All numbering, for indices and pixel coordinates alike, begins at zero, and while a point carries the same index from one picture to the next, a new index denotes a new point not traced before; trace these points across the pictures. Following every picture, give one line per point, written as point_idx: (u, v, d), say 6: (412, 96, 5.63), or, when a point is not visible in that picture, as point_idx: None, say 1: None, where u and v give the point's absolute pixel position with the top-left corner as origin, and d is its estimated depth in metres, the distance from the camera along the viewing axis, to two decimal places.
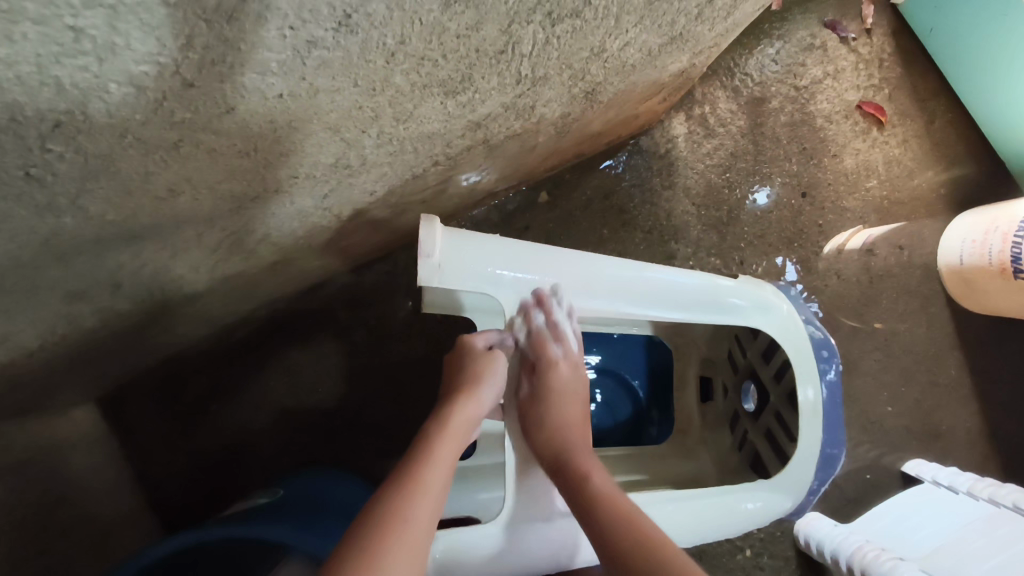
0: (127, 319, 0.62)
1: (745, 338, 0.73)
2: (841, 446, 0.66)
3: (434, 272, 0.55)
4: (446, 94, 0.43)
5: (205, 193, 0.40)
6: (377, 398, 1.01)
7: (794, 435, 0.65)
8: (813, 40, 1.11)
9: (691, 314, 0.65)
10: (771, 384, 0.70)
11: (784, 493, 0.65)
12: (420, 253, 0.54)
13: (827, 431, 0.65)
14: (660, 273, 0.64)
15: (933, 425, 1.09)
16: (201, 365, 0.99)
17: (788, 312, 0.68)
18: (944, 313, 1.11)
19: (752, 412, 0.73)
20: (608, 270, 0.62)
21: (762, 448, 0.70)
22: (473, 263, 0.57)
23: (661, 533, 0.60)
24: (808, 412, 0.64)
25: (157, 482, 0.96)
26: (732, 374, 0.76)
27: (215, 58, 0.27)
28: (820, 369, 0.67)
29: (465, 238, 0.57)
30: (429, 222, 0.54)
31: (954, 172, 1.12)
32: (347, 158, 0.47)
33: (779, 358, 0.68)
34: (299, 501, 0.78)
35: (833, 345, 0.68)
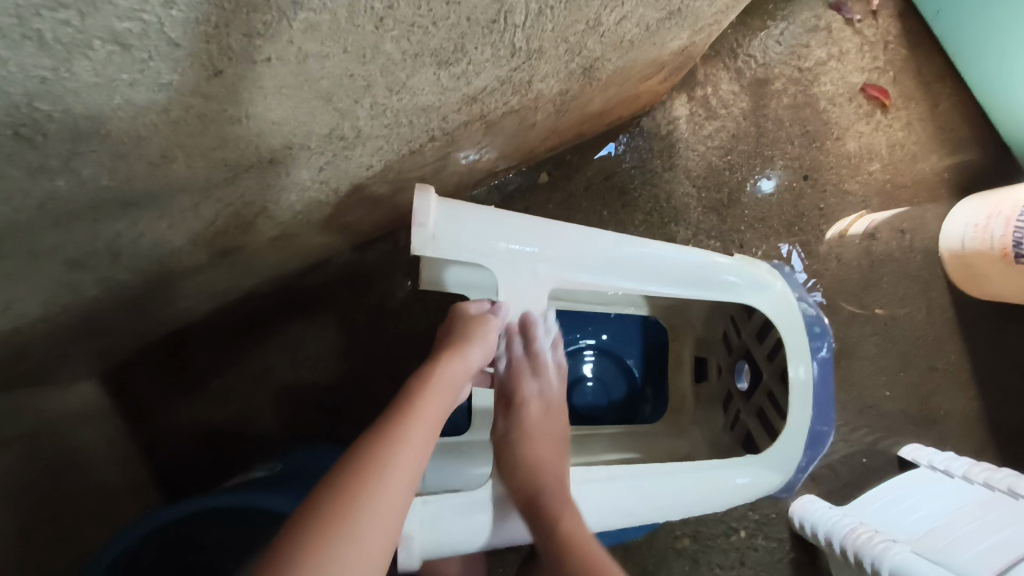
0: (126, 292, 0.62)
1: (740, 318, 0.74)
2: (831, 425, 0.66)
3: (427, 243, 0.55)
4: (438, 64, 0.43)
5: (198, 161, 0.40)
6: (376, 377, 1.01)
7: (784, 412, 0.66)
8: (818, 21, 1.09)
9: (684, 291, 0.66)
10: (763, 363, 0.71)
11: (773, 470, 0.65)
12: (414, 222, 0.54)
13: (817, 410, 0.66)
14: (654, 249, 0.64)
15: (931, 410, 1.10)
16: (202, 341, 0.99)
17: (782, 290, 0.68)
18: (945, 298, 1.11)
19: (746, 390, 0.73)
20: (601, 245, 0.62)
21: (754, 425, 0.71)
22: (467, 235, 0.57)
23: (650, 507, 0.61)
24: (798, 392, 0.65)
25: (159, 455, 0.97)
26: (726, 355, 0.77)
27: (199, 16, 0.27)
28: (812, 348, 0.67)
29: (460, 210, 0.57)
30: (422, 192, 0.54)
31: (956, 156, 1.11)
32: (341, 130, 0.47)
33: (772, 338, 0.69)
34: (299, 475, 0.79)
35: (827, 329, 0.68)
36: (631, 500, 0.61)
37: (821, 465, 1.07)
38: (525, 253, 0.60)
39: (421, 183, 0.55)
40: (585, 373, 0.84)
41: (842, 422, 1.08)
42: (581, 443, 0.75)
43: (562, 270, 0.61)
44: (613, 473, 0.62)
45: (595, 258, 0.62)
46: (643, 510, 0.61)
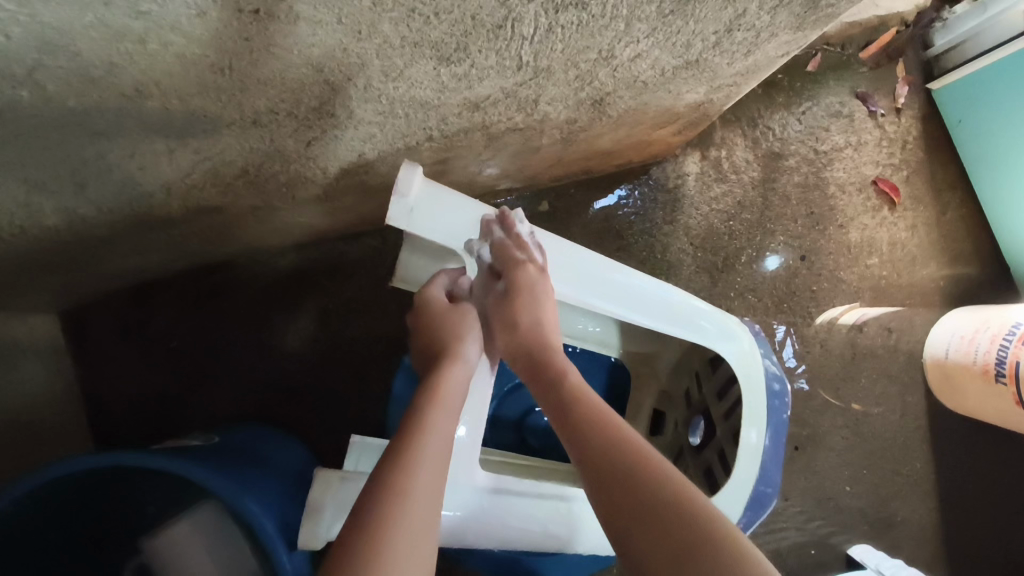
0: (94, 228, 0.61)
1: (703, 372, 0.72)
2: (775, 488, 0.64)
3: (402, 216, 0.54)
4: (438, 60, 0.43)
5: (175, 104, 0.40)
6: (337, 369, 1.00)
7: (731, 466, 0.65)
8: (841, 107, 1.10)
9: (654, 324, 0.64)
10: (719, 420, 0.69)
11: None
12: (394, 191, 0.53)
13: (764, 470, 0.65)
14: (629, 275, 0.63)
15: (888, 515, 1.07)
16: (172, 298, 0.98)
17: (750, 345, 0.67)
18: (920, 405, 1.09)
19: (698, 446, 0.72)
20: (576, 258, 0.62)
21: (699, 482, 0.69)
22: (444, 219, 0.57)
23: (567, 531, 0.61)
24: (746, 453, 0.64)
25: (102, 404, 0.95)
26: (685, 410, 0.75)
27: None
28: (769, 419, 0.66)
29: (443, 194, 0.56)
30: (409, 167, 0.53)
31: (955, 266, 1.11)
32: (331, 106, 0.46)
33: (732, 396, 0.67)
34: (235, 450, 0.77)
35: (787, 393, 0.67)
36: (551, 520, 0.60)
37: (767, 549, 1.04)
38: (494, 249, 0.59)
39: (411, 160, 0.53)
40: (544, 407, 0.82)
41: (797, 509, 1.05)
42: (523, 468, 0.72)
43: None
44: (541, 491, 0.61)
45: (569, 271, 0.61)
46: (560, 534, 0.61)
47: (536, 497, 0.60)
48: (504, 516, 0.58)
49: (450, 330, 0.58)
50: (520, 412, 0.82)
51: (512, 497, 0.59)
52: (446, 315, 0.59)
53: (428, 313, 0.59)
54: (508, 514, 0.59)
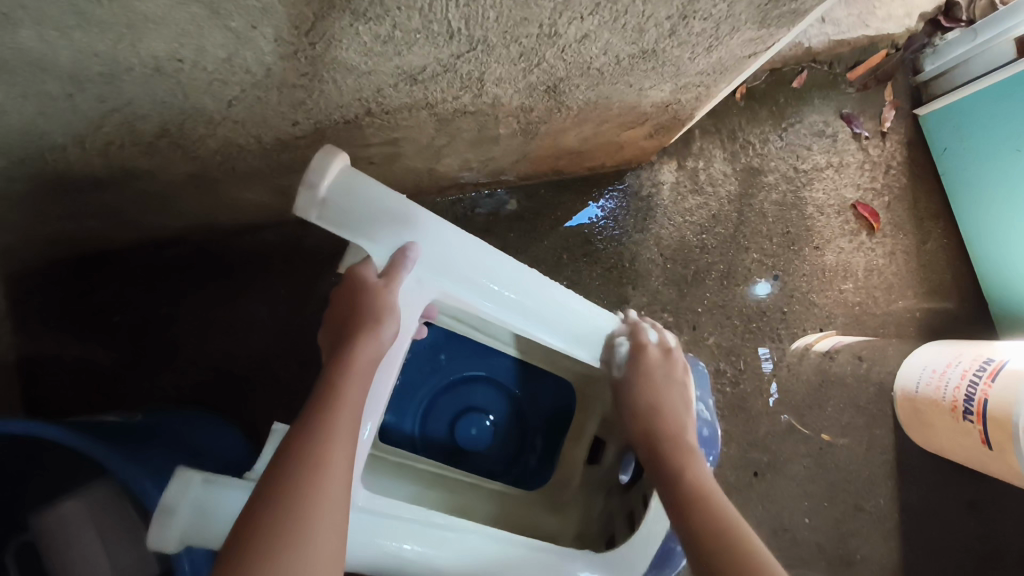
0: (8, 181, 0.58)
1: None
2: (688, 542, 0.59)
3: (313, 206, 0.46)
4: (353, 13, 0.40)
5: (54, 37, 0.36)
6: (285, 358, 0.96)
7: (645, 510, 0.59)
8: (825, 127, 1.07)
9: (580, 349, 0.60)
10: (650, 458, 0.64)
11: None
12: (305, 176, 0.46)
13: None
14: (567, 298, 0.58)
15: (846, 552, 1.03)
16: (119, 271, 0.95)
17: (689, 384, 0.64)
18: (888, 438, 1.05)
19: (626, 484, 0.66)
20: (515, 277, 0.55)
21: (619, 523, 0.62)
22: (363, 215, 0.48)
23: (455, 563, 0.51)
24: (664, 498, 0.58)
25: (36, 375, 0.91)
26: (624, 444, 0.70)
27: None
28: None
29: (369, 187, 0.48)
30: (329, 153, 0.46)
31: (932, 299, 1.08)
32: (243, 60, 0.43)
33: None
34: (160, 432, 0.74)
35: (717, 439, 0.65)
36: (437, 548, 0.50)
37: None
38: (408, 247, 0.50)
39: (331, 145, 0.47)
40: (481, 410, 0.78)
41: None
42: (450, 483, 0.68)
43: (457, 289, 0.53)
44: (430, 518, 0.51)
45: (508, 294, 0.54)
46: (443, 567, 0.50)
47: (421, 523, 0.51)
48: (377, 541, 0.49)
49: (371, 316, 0.49)
50: (451, 411, 0.78)
51: (391, 519, 0.50)
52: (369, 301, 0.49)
53: (351, 290, 0.51)
54: (381, 546, 0.49)
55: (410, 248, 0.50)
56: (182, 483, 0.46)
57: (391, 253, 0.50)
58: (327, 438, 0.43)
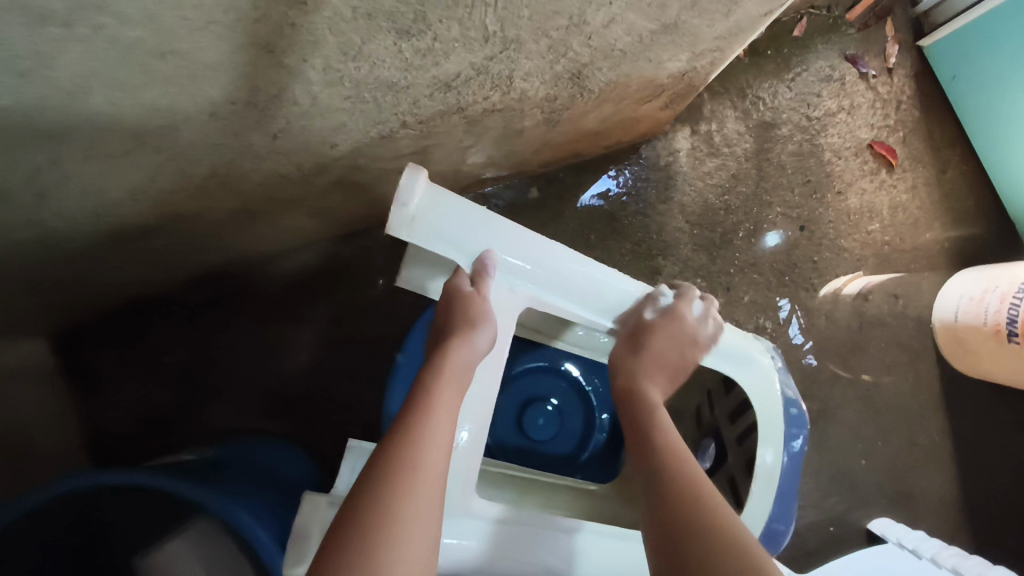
0: (67, 242, 0.60)
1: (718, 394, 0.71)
2: (789, 525, 0.60)
3: (404, 227, 0.47)
4: (397, 33, 0.41)
5: (119, 98, 0.38)
6: (335, 375, 0.98)
7: (741, 499, 0.61)
8: (832, 71, 1.07)
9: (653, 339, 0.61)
10: (732, 445, 0.67)
11: None
12: (395, 199, 0.46)
13: (778, 506, 0.60)
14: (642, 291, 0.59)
15: (906, 487, 1.05)
16: (167, 310, 0.96)
17: (767, 369, 0.64)
18: (932, 371, 1.07)
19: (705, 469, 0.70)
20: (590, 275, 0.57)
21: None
22: (450, 229, 0.49)
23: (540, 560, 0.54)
24: (762, 478, 0.60)
25: (99, 424, 0.93)
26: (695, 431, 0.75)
27: None
28: (783, 445, 0.62)
29: (451, 200, 0.49)
30: (414, 171, 0.46)
31: (959, 228, 1.09)
32: (291, 93, 0.44)
33: (746, 421, 0.65)
34: (235, 464, 0.76)
35: (806, 417, 0.64)
36: (525, 546, 0.53)
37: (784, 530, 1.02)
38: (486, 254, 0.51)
39: (412, 162, 0.47)
40: (547, 397, 0.80)
41: (813, 486, 1.03)
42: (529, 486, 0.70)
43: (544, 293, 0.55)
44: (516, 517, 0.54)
45: (587, 289, 0.56)
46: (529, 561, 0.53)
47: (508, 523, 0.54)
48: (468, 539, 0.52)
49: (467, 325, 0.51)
50: (521, 400, 0.79)
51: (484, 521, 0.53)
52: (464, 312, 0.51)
53: (445, 301, 0.53)
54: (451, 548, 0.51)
55: (486, 254, 0.51)
56: (312, 505, 0.51)
57: (472, 261, 0.51)
58: (426, 441, 0.44)
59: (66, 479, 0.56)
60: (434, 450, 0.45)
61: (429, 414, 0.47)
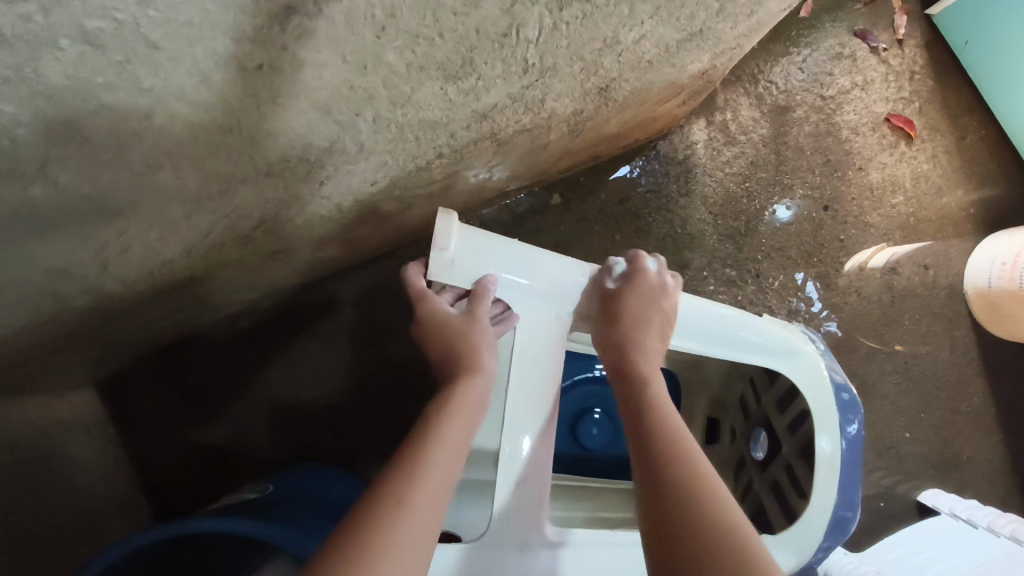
0: (121, 302, 0.61)
1: (761, 384, 0.71)
2: (855, 510, 0.62)
3: (443, 270, 0.51)
4: (445, 79, 0.41)
5: (187, 171, 0.38)
6: (377, 396, 0.99)
7: (806, 490, 0.63)
8: (842, 49, 1.07)
9: (701, 346, 0.61)
10: (784, 435, 0.68)
11: (791, 552, 0.61)
12: (433, 246, 0.50)
13: (842, 492, 0.62)
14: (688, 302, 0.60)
15: (952, 455, 1.05)
16: (203, 350, 0.97)
17: (812, 356, 0.65)
18: (969, 337, 1.07)
19: (761, 460, 0.71)
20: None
21: (767, 500, 0.68)
22: (488, 267, 0.53)
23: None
24: (824, 467, 0.62)
25: (150, 467, 0.94)
26: (742, 421, 0.75)
27: (206, 25, 0.26)
28: (841, 431, 0.63)
29: (483, 237, 0.52)
30: (444, 216, 0.50)
31: (984, 193, 1.08)
32: (342, 143, 0.45)
33: (796, 408, 0.66)
34: (290, 497, 0.77)
35: (858, 401, 0.65)
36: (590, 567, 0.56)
37: None
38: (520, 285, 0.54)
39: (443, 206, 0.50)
40: (591, 407, 0.81)
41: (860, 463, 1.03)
42: (583, 493, 0.72)
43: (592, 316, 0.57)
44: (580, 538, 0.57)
45: None
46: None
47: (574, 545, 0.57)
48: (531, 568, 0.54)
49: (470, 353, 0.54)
50: (569, 415, 0.80)
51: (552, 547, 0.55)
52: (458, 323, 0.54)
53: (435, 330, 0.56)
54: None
55: (485, 277, 0.53)
56: None
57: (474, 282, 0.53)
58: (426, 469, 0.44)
59: (146, 532, 0.55)
60: (438, 483, 0.44)
61: (432, 451, 0.46)
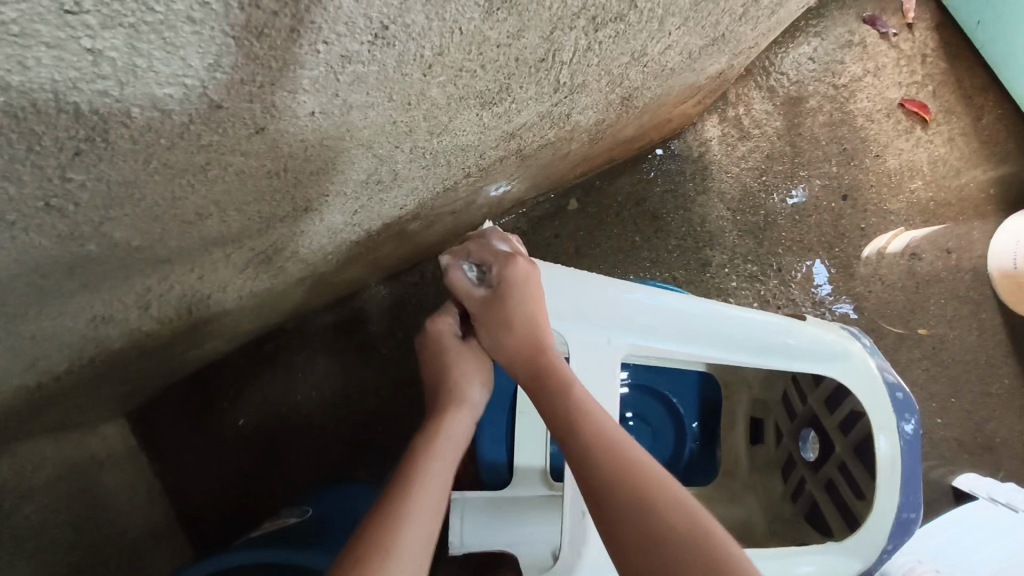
0: (157, 339, 0.61)
1: (805, 383, 0.71)
2: (918, 511, 0.63)
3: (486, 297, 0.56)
4: (481, 106, 0.41)
5: (232, 215, 0.38)
6: (405, 410, 0.99)
7: (868, 494, 0.63)
8: (852, 36, 1.06)
9: (750, 357, 0.62)
10: (835, 435, 0.68)
11: (855, 557, 0.62)
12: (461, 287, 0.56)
13: (905, 495, 0.63)
14: (728, 315, 0.61)
15: (986, 438, 1.05)
16: (230, 376, 0.97)
17: (859, 357, 0.65)
18: (996, 319, 1.06)
19: (811, 461, 0.71)
20: (672, 306, 0.59)
21: (823, 501, 0.68)
22: None
23: None
24: (885, 467, 0.62)
25: (186, 496, 0.94)
26: (788, 421, 0.74)
27: (269, 82, 0.26)
28: (896, 430, 0.63)
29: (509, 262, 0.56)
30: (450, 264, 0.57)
31: (1004, 172, 1.07)
32: (379, 174, 0.45)
33: (847, 408, 0.66)
34: (336, 521, 0.77)
35: (912, 399, 0.65)
36: None
37: None
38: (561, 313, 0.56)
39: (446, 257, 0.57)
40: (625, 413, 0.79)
41: None
42: None
43: (640, 338, 0.58)
44: None
45: (678, 326, 0.59)
46: None
47: None
48: None
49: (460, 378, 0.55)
50: None
51: None
52: (455, 356, 0.56)
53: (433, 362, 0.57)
54: None
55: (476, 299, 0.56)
56: None
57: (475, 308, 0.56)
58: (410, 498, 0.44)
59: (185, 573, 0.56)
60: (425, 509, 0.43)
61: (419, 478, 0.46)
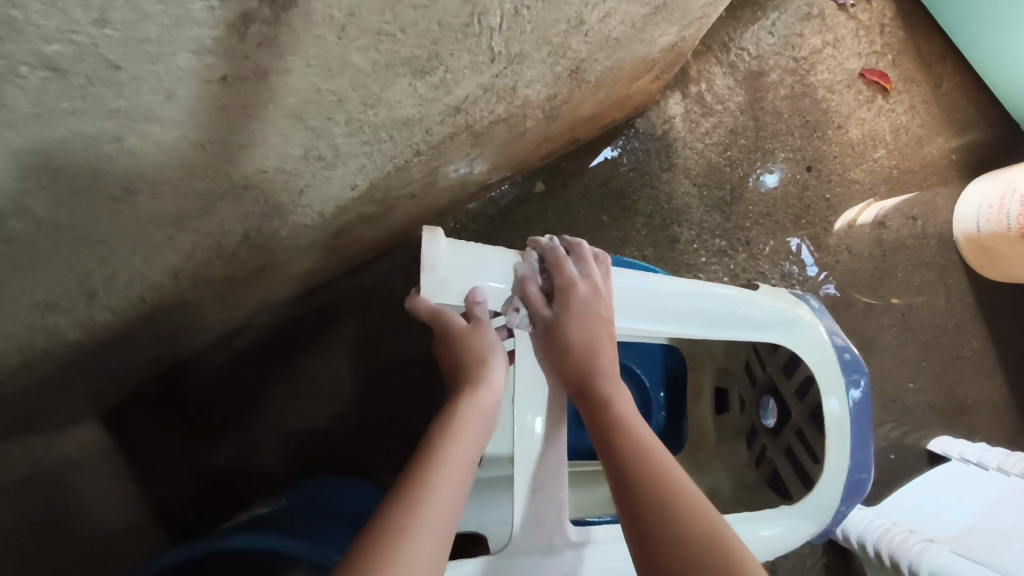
0: (114, 333, 0.60)
1: (764, 351, 0.72)
2: (869, 470, 0.64)
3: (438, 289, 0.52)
4: (413, 75, 0.41)
5: (164, 192, 0.38)
6: (381, 398, 1.00)
7: (820, 455, 0.64)
8: (810, 8, 1.06)
9: (709, 331, 0.63)
10: (792, 400, 0.69)
11: (809, 519, 0.63)
12: (422, 265, 0.51)
13: (855, 455, 0.64)
14: (681, 288, 0.61)
15: (958, 400, 1.06)
16: (201, 375, 0.96)
17: (811, 323, 0.66)
18: (963, 283, 1.07)
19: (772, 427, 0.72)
20: (624, 281, 0.60)
21: (782, 466, 0.69)
22: (475, 271, 0.53)
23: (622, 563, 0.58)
24: (835, 426, 0.63)
25: (161, 495, 0.94)
26: (750, 388, 0.75)
27: (164, 43, 0.27)
28: (845, 392, 0.64)
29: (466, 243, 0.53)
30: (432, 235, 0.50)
31: (965, 137, 1.09)
32: (317, 149, 0.45)
33: (801, 374, 0.67)
34: (310, 508, 0.77)
35: (860, 359, 0.66)
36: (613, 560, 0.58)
37: None
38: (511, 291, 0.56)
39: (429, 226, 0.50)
40: None
41: None
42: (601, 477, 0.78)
43: None
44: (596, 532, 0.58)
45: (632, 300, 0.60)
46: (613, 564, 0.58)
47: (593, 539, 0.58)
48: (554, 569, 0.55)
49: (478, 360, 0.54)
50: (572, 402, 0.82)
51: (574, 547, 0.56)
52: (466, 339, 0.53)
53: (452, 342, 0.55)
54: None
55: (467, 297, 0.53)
56: None
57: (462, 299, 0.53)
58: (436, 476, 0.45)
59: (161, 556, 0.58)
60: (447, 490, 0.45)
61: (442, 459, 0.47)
